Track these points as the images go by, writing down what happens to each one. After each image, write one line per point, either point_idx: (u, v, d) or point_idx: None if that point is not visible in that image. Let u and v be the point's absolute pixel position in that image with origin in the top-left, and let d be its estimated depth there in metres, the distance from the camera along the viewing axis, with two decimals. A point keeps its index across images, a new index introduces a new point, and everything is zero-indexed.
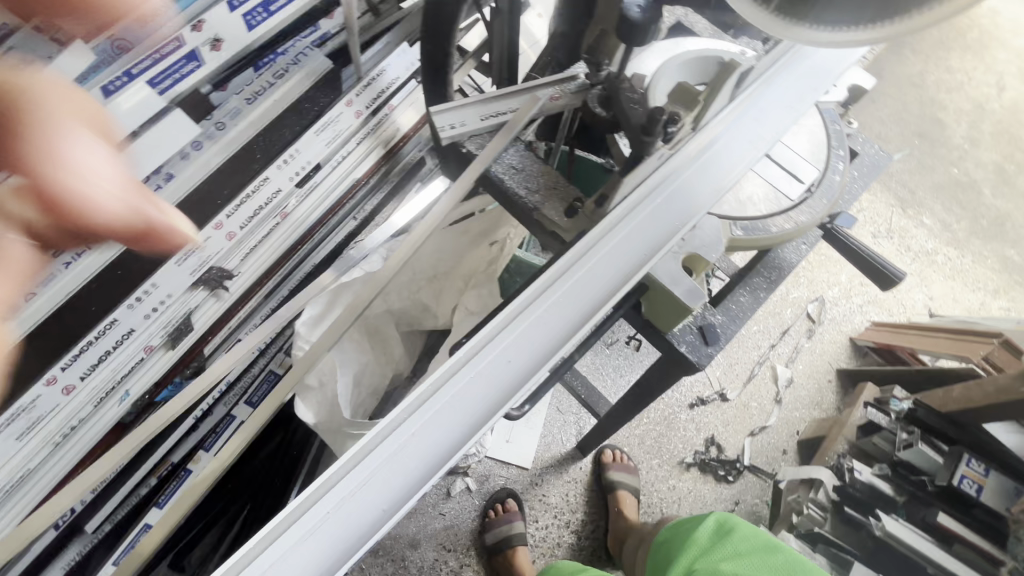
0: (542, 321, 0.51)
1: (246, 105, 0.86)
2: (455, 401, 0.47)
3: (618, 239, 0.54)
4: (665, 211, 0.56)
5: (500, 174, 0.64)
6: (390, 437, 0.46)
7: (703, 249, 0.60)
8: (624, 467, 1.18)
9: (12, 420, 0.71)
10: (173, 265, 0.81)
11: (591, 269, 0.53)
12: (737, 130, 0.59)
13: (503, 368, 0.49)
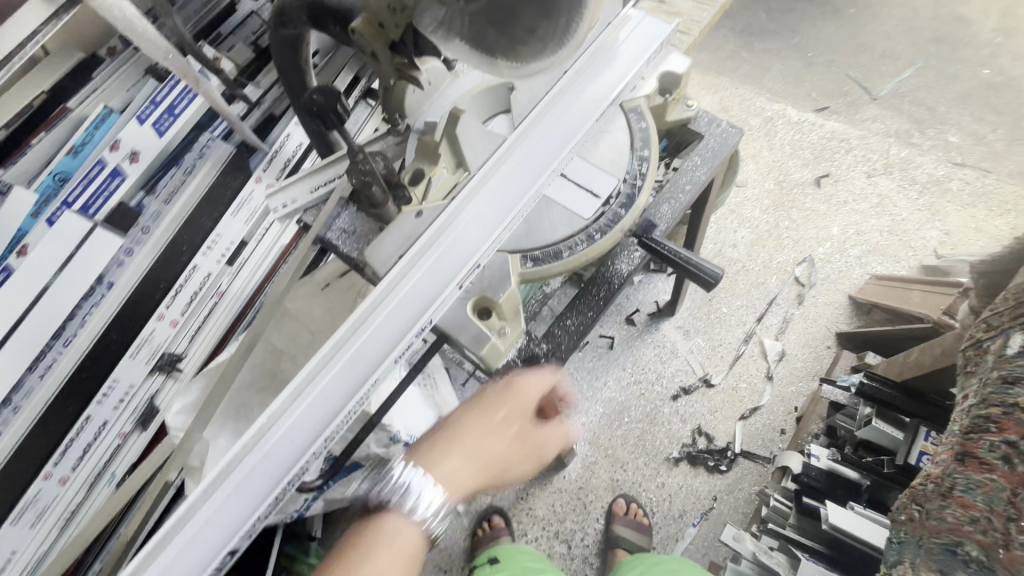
0: (323, 397, 0.49)
1: (165, 206, 0.95)
2: (233, 499, 0.47)
3: (416, 277, 0.52)
4: (448, 257, 0.53)
5: (333, 239, 0.67)
6: (175, 543, 0.44)
7: (491, 290, 0.61)
8: (631, 523, 1.14)
9: (22, 513, 0.88)
10: (128, 360, 0.95)
11: (370, 334, 0.51)
12: (533, 148, 0.57)
13: (282, 451, 0.48)
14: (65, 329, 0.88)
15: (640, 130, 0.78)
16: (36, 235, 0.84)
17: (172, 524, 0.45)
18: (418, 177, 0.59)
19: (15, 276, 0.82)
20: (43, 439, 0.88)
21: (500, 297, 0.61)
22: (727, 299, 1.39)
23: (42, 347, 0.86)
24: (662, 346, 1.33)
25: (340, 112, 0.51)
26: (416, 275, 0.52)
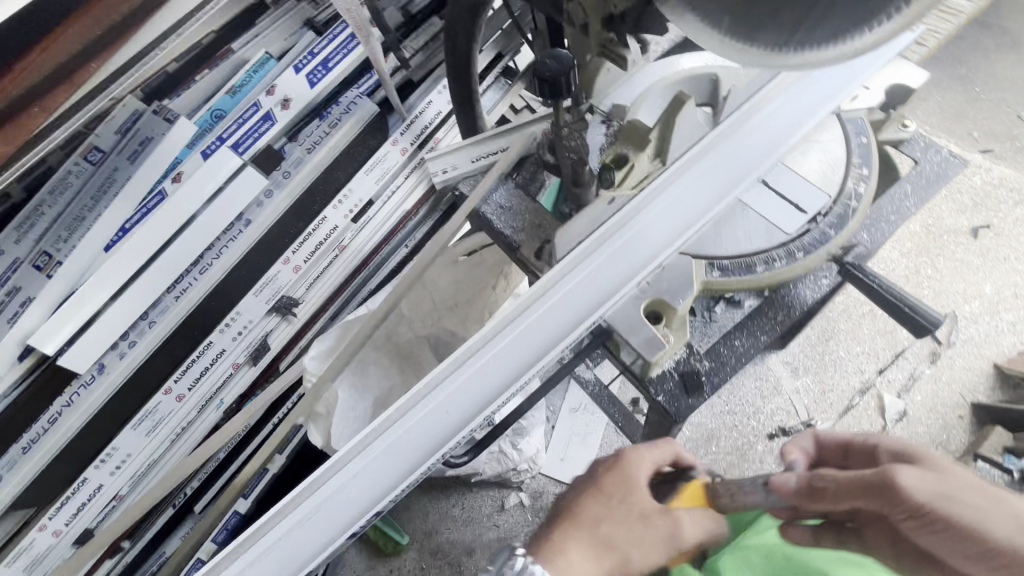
0: (480, 376, 0.48)
1: (307, 154, 0.99)
2: (381, 464, 0.46)
3: (597, 262, 0.50)
4: (623, 255, 0.51)
5: (490, 213, 0.65)
6: (331, 482, 0.45)
7: (671, 293, 0.57)
8: None
9: (142, 420, 0.94)
10: (252, 296, 0.98)
11: (535, 321, 0.49)
12: (739, 141, 0.53)
13: (434, 426, 0.47)
14: (204, 257, 0.95)
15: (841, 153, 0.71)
16: (189, 167, 0.90)
17: (322, 470, 0.46)
18: (620, 162, 0.56)
19: (167, 203, 0.88)
20: (172, 355, 0.96)
21: (680, 303, 0.56)
22: (846, 342, 1.25)
23: (181, 271, 0.93)
24: (766, 380, 1.22)
25: (569, 76, 0.47)
26: (588, 268, 0.50)
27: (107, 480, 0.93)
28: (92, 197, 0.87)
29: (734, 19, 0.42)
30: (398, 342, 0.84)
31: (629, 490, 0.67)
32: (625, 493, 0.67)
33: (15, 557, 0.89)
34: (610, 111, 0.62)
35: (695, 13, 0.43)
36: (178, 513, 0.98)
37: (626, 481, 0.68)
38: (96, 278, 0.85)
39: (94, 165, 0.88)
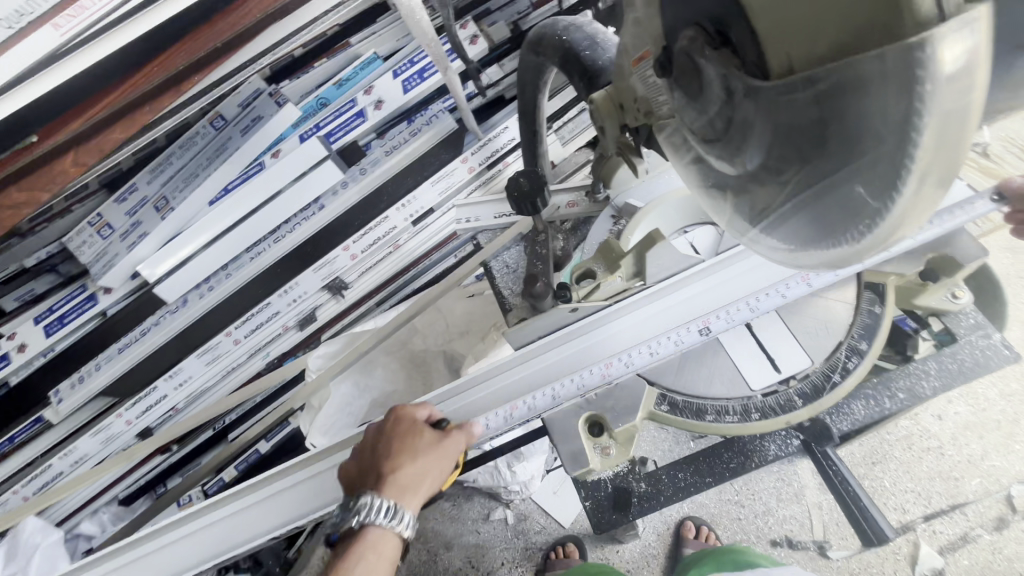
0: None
1: (386, 156, 1.08)
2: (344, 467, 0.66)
3: (529, 368, 0.60)
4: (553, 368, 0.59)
5: (494, 269, 0.68)
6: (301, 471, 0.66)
7: (613, 413, 0.58)
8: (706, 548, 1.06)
9: (206, 353, 1.14)
10: (311, 272, 1.11)
11: (472, 400, 0.62)
12: (683, 291, 0.59)
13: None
14: (280, 229, 1.08)
15: (867, 314, 0.66)
16: (288, 145, 0.98)
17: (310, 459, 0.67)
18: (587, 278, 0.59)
19: (264, 173, 0.98)
20: (237, 306, 1.11)
21: (618, 426, 0.57)
22: (896, 472, 1.09)
23: (259, 237, 1.06)
24: (787, 484, 1.12)
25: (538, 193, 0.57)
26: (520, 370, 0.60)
27: (170, 392, 1.15)
28: (207, 157, 1.04)
29: (733, 190, 0.38)
30: (410, 352, 0.91)
31: (410, 442, 0.58)
32: (409, 441, 0.58)
33: (98, 431, 1.14)
34: (620, 208, 0.67)
35: (699, 170, 0.40)
36: (217, 434, 1.17)
37: (403, 434, 0.58)
38: (192, 230, 1.00)
39: (218, 129, 1.03)
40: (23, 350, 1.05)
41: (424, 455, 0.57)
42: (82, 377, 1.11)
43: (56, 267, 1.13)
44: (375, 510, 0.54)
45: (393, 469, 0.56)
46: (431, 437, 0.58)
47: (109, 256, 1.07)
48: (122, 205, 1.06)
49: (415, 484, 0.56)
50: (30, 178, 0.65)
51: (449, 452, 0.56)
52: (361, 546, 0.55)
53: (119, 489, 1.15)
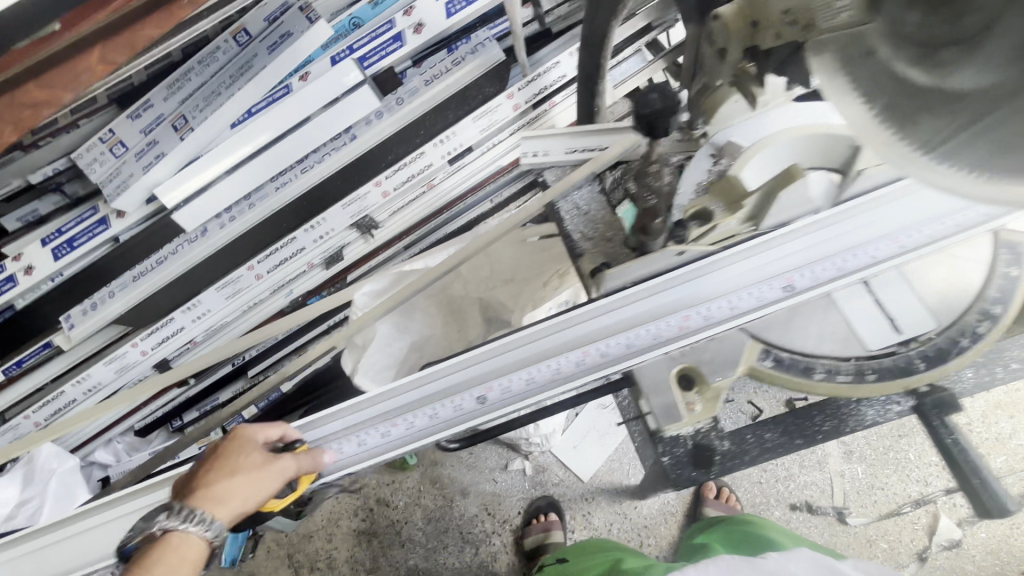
0: (467, 382, 0.49)
1: (424, 86, 0.98)
2: (360, 423, 0.51)
3: (609, 319, 0.47)
4: (638, 318, 0.47)
5: (563, 211, 0.63)
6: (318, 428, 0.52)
7: (709, 366, 0.55)
8: (723, 508, 1.08)
9: (226, 286, 1.09)
10: (340, 208, 1.05)
11: (527, 359, 0.48)
12: (809, 238, 0.48)
13: (414, 420, 0.49)
14: (308, 158, 1.00)
15: (1002, 277, 0.62)
16: (320, 67, 0.90)
17: (314, 420, 0.52)
18: (702, 218, 0.53)
19: (292, 97, 0.91)
20: (260, 239, 1.06)
21: (715, 379, 0.54)
22: (921, 446, 1.09)
23: (285, 167, 0.99)
24: (812, 452, 1.12)
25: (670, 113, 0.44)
26: (599, 321, 0.48)
27: (188, 324, 1.10)
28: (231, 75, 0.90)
29: (899, 117, 0.31)
30: (448, 295, 0.86)
31: (236, 456, 0.49)
32: (234, 458, 0.49)
33: (111, 360, 1.10)
34: (722, 146, 0.56)
35: (852, 82, 0.33)
36: (235, 372, 1.13)
37: (228, 449, 0.50)
38: (216, 151, 0.94)
39: (241, 45, 0.90)
40: (30, 274, 0.99)
41: (247, 472, 0.48)
42: (94, 304, 1.06)
43: (59, 187, 1.01)
44: (177, 523, 0.46)
45: (216, 477, 0.48)
46: (264, 455, 0.49)
47: (123, 177, 0.96)
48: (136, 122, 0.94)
49: (237, 492, 0.47)
50: (53, 71, 0.52)
51: (278, 471, 0.48)
52: (152, 562, 0.45)
53: (134, 419, 1.13)
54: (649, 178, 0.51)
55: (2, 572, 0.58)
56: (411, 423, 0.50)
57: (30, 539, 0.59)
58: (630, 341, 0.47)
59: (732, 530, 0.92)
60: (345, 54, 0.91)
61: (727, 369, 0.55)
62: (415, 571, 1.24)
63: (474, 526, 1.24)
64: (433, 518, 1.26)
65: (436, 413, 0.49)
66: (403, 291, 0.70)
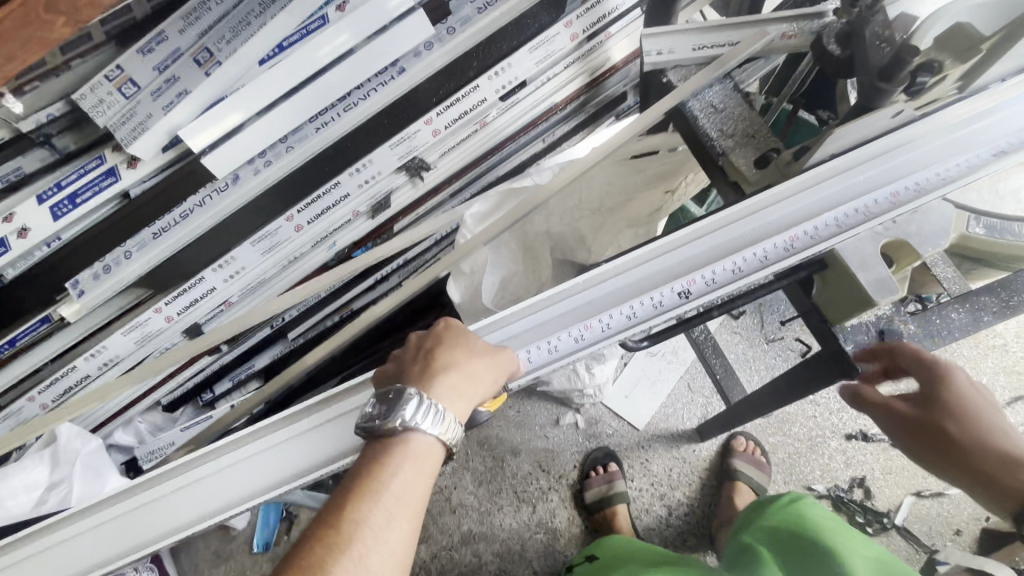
0: (663, 275, 0.49)
1: (478, 15, 0.89)
2: (545, 326, 0.50)
3: (809, 198, 0.48)
4: (835, 200, 0.48)
5: (695, 110, 0.59)
6: (513, 325, 0.51)
7: (918, 239, 0.51)
8: (751, 459, 1.10)
9: (261, 240, 1.01)
10: (387, 150, 0.99)
11: (730, 240, 0.48)
12: (1014, 109, 0.49)
13: (611, 319, 0.48)
14: (352, 95, 0.90)
15: None
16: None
17: (496, 320, 0.51)
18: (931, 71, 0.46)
19: (329, 30, 0.79)
20: (300, 187, 0.97)
21: (925, 251, 0.51)
22: (962, 369, 1.15)
23: (329, 104, 0.88)
24: None
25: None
26: (793, 203, 0.48)
27: (220, 285, 1.02)
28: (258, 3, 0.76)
29: None
30: (528, 234, 0.81)
31: (460, 347, 0.49)
32: (458, 345, 0.50)
33: (131, 329, 1.00)
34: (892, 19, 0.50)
35: None
36: (272, 336, 1.05)
37: (447, 342, 0.50)
38: (241, 93, 0.80)
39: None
40: (24, 237, 0.79)
41: (476, 359, 0.48)
42: (107, 266, 0.92)
43: (49, 139, 0.76)
44: (420, 414, 0.45)
45: (446, 370, 0.48)
46: (486, 344, 0.49)
47: (138, 121, 0.77)
48: (148, 56, 0.74)
49: (469, 387, 0.47)
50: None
51: (504, 365, 0.48)
52: (400, 454, 0.45)
53: (161, 394, 1.01)
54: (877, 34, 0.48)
55: (148, 513, 0.56)
56: (607, 324, 0.48)
57: (171, 479, 0.57)
58: (836, 220, 0.47)
59: (783, 530, 0.83)
60: None
61: (942, 238, 0.50)
62: (470, 536, 1.17)
63: (530, 484, 1.20)
64: (485, 481, 1.21)
65: (633, 311, 0.48)
66: (514, 211, 0.65)
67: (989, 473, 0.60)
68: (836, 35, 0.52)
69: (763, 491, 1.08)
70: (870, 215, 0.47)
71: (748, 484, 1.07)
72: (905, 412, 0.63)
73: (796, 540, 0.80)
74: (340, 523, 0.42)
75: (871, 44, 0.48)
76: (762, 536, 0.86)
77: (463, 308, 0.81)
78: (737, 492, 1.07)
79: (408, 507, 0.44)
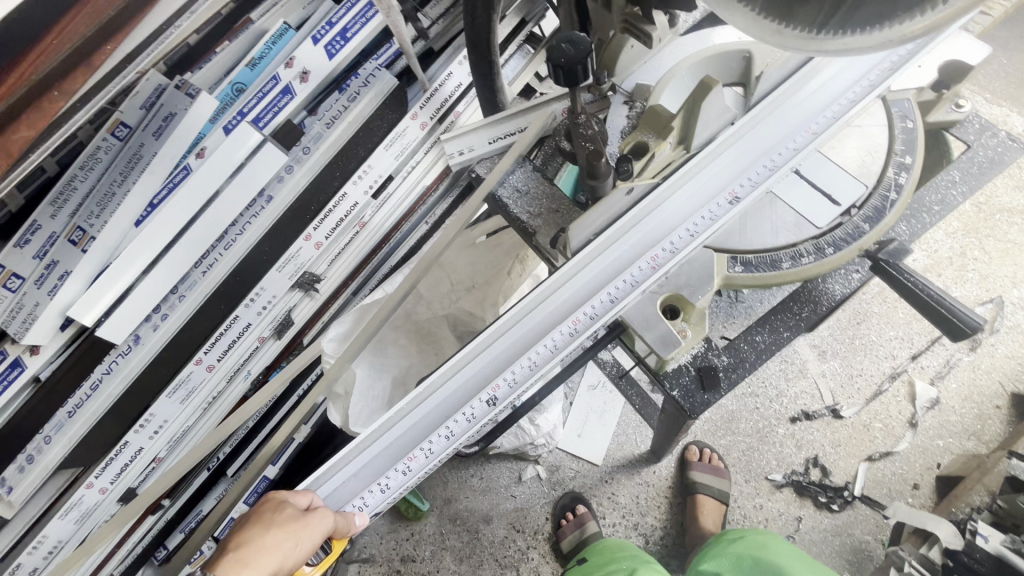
0: (468, 388, 0.49)
1: (327, 129, 0.96)
2: (377, 465, 0.50)
3: (589, 277, 0.51)
4: (606, 277, 0.51)
5: (505, 197, 0.63)
6: (347, 468, 0.50)
7: (689, 288, 0.59)
8: (709, 469, 1.12)
9: (177, 389, 1.02)
10: (276, 273, 1.02)
11: (525, 334, 0.50)
12: (744, 145, 0.54)
13: (431, 445, 0.48)
14: (228, 233, 0.94)
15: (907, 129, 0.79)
16: (213, 140, 0.86)
17: (327, 470, 0.50)
18: (639, 151, 0.54)
19: (196, 175, 0.84)
20: (201, 330, 0.99)
21: (698, 299, 0.58)
22: (879, 326, 1.23)
23: (206, 248, 0.93)
24: (792, 363, 1.21)
25: (586, 62, 0.44)
26: (571, 286, 0.51)
27: (147, 443, 1.02)
28: (121, 172, 0.84)
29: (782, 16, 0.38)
30: (416, 323, 0.84)
31: (269, 514, 0.49)
32: (269, 512, 0.49)
33: (67, 511, 0.99)
34: (632, 91, 0.59)
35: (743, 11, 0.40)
36: (211, 476, 1.07)
37: (263, 506, 0.50)
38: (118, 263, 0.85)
39: (122, 139, 0.85)
40: None
41: (279, 527, 0.47)
42: (30, 456, 0.93)
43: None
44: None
45: (247, 542, 0.47)
46: (296, 509, 0.48)
47: (28, 310, 0.83)
48: (26, 248, 0.83)
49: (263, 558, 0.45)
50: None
51: (313, 532, 0.47)
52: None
53: (112, 566, 1.00)
54: (581, 129, 0.50)
55: None
56: (429, 450, 0.48)
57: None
58: (608, 296, 0.50)
59: (743, 556, 0.88)
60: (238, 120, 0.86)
61: (706, 285, 0.58)
62: None
63: (508, 548, 1.20)
64: (465, 557, 1.20)
65: (450, 430, 0.48)
66: (370, 325, 0.67)
67: None
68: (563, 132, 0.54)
69: (726, 497, 1.10)
70: (635, 287, 0.50)
71: (707, 494, 1.09)
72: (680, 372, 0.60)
73: (753, 564, 0.86)
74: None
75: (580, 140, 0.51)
76: (723, 563, 0.89)
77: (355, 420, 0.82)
78: (700, 507, 1.09)
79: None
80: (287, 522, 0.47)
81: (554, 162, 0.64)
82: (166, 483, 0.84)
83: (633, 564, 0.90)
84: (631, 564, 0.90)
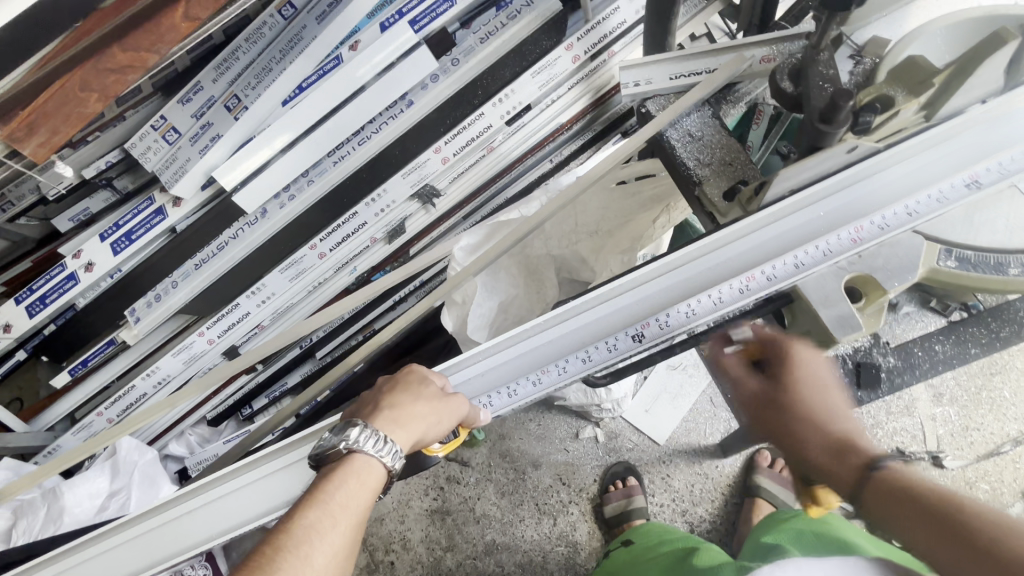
0: (615, 319, 0.50)
1: (479, 44, 0.94)
2: (512, 371, 0.52)
3: (764, 238, 0.49)
4: (789, 242, 0.49)
5: (673, 139, 0.59)
6: (480, 364, 0.53)
7: (884, 274, 0.56)
8: (778, 478, 1.12)
9: (290, 267, 1.08)
10: (400, 179, 1.03)
11: (684, 279, 0.50)
12: (985, 138, 0.48)
13: (567, 364, 0.51)
14: (365, 129, 0.96)
15: None
16: (368, 36, 0.85)
17: (460, 361, 0.54)
18: (884, 103, 0.49)
19: (342, 70, 0.86)
20: (321, 218, 1.04)
21: (891, 286, 0.55)
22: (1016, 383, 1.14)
23: (344, 139, 0.95)
24: (899, 399, 1.14)
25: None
26: (747, 243, 0.50)
27: (254, 309, 1.10)
28: (281, 49, 0.85)
29: None
30: (529, 257, 0.83)
31: (415, 386, 0.52)
32: (413, 386, 0.52)
33: (179, 351, 1.10)
34: (863, 45, 0.54)
35: None
36: (301, 355, 1.14)
37: (406, 380, 0.53)
38: (265, 134, 0.88)
39: (287, 19, 0.85)
40: (90, 271, 0.95)
41: (425, 402, 0.50)
42: (158, 295, 1.03)
43: (110, 182, 0.95)
44: (365, 437, 0.48)
45: (393, 407, 0.50)
46: (438, 388, 0.51)
47: (180, 163, 0.90)
48: (187, 106, 0.88)
49: (410, 425, 0.49)
50: (104, 58, 0.52)
51: (451, 413, 0.50)
52: (344, 471, 0.47)
53: (206, 409, 1.12)
54: (823, 68, 0.47)
55: (170, 531, 0.62)
56: (564, 368, 0.51)
57: (185, 502, 0.63)
58: (795, 261, 0.49)
59: (803, 532, 0.81)
60: (397, 19, 0.85)
61: (908, 273, 0.55)
62: (493, 546, 1.19)
63: (551, 497, 1.21)
64: (507, 493, 1.23)
65: (589, 356, 0.51)
66: (501, 243, 0.66)
67: (823, 460, 0.62)
68: (787, 71, 0.51)
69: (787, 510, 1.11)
70: (828, 257, 0.48)
71: (769, 501, 1.10)
72: (754, 390, 0.65)
73: (816, 538, 0.78)
74: (288, 528, 0.44)
75: (815, 81, 0.47)
76: (782, 536, 0.82)
77: (454, 336, 0.83)
78: (758, 510, 1.10)
79: (350, 520, 0.46)
80: (428, 403, 0.50)
81: (737, 95, 0.63)
82: (273, 347, 0.90)
83: (690, 545, 0.88)
84: (688, 546, 0.87)
